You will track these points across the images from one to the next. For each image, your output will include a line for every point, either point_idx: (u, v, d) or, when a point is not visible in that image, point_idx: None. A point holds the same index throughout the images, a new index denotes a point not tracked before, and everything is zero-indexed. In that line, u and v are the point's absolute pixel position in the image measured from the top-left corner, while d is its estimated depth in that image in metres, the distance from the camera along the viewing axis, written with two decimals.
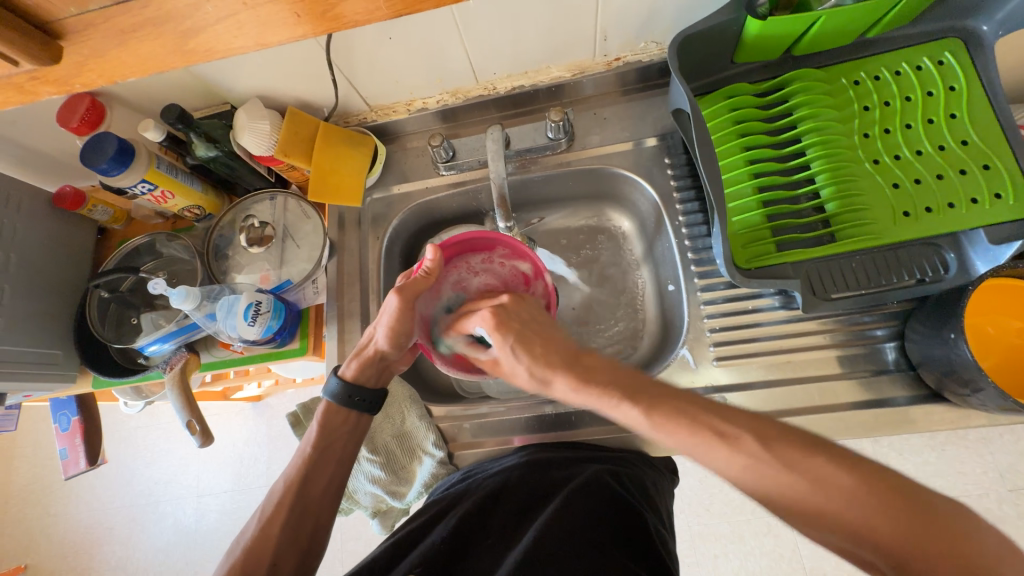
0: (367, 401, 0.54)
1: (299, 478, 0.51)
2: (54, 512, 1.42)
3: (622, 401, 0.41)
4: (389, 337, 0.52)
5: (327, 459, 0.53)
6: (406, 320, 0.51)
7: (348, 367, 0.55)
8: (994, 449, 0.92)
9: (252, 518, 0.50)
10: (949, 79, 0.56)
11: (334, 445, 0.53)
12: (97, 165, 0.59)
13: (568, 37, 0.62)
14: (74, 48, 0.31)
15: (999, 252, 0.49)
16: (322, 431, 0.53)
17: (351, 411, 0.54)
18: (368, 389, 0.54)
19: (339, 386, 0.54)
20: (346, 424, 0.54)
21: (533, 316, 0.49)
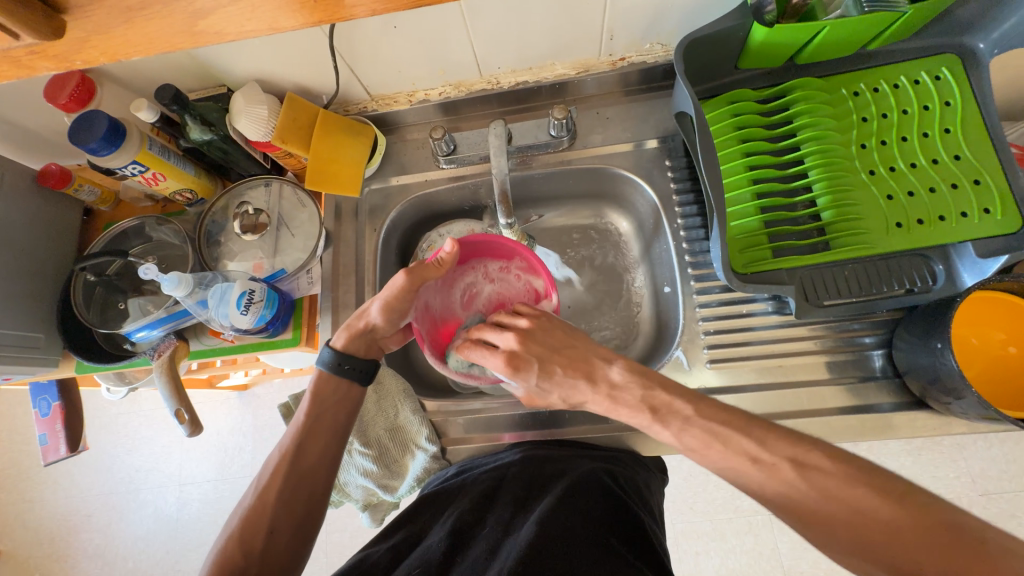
0: (356, 369, 0.56)
1: (293, 448, 0.52)
2: (28, 498, 1.38)
3: None
4: (384, 310, 0.54)
5: (319, 428, 0.53)
6: (406, 298, 0.53)
7: (338, 337, 0.57)
8: (967, 455, 0.95)
9: (251, 487, 0.52)
10: (945, 94, 0.57)
11: (325, 414, 0.54)
12: (87, 144, 0.57)
13: (574, 34, 0.61)
14: (77, 24, 0.30)
15: (986, 265, 0.50)
16: (313, 399, 0.54)
17: (341, 380, 0.55)
18: (359, 359, 0.56)
19: (330, 354, 0.55)
20: (336, 393, 0.55)
21: (551, 350, 0.50)
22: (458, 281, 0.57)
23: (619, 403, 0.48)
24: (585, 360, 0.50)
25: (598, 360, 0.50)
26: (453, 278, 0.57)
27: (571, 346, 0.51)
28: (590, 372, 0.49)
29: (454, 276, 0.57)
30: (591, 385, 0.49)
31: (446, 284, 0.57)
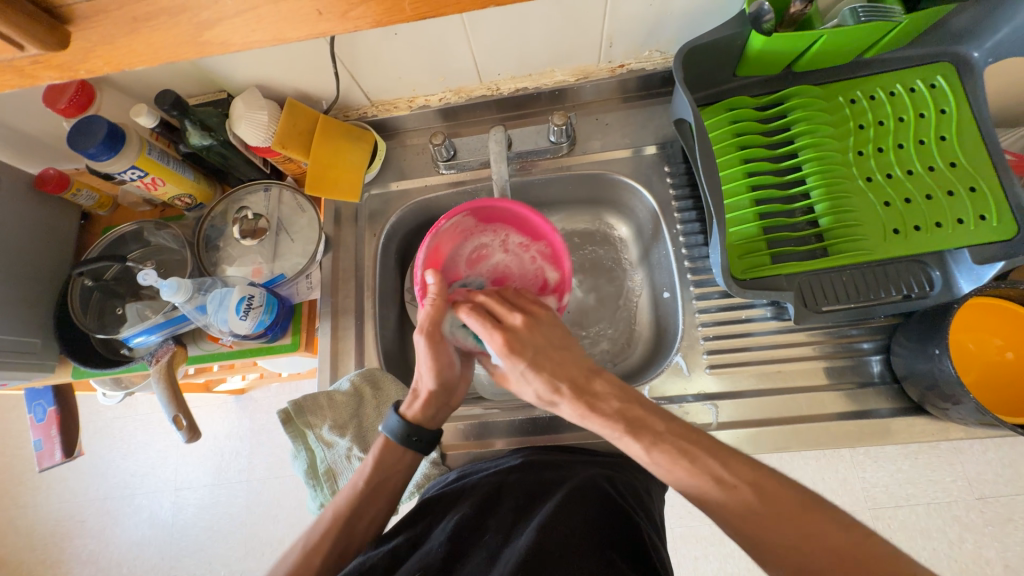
0: (423, 441, 0.54)
1: (348, 511, 0.51)
2: (22, 504, 1.37)
3: (622, 433, 0.44)
4: (435, 374, 0.53)
5: (379, 496, 0.52)
6: (444, 351, 0.52)
7: (409, 406, 0.55)
8: (965, 459, 0.95)
9: (294, 545, 0.50)
10: (941, 102, 0.58)
11: (388, 482, 0.53)
12: (86, 149, 0.57)
13: (573, 42, 0.62)
14: (83, 34, 0.30)
15: (983, 271, 0.50)
16: (379, 466, 0.53)
17: (407, 449, 0.54)
18: (427, 429, 0.55)
19: (399, 425, 0.54)
20: (402, 463, 0.54)
21: (546, 345, 0.50)
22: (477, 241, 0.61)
23: (596, 410, 0.46)
24: (575, 368, 0.49)
25: (590, 368, 0.49)
26: (473, 233, 0.61)
27: (564, 350, 0.50)
28: (577, 378, 0.48)
29: (473, 232, 0.61)
30: (574, 393, 0.47)
31: (465, 238, 0.61)
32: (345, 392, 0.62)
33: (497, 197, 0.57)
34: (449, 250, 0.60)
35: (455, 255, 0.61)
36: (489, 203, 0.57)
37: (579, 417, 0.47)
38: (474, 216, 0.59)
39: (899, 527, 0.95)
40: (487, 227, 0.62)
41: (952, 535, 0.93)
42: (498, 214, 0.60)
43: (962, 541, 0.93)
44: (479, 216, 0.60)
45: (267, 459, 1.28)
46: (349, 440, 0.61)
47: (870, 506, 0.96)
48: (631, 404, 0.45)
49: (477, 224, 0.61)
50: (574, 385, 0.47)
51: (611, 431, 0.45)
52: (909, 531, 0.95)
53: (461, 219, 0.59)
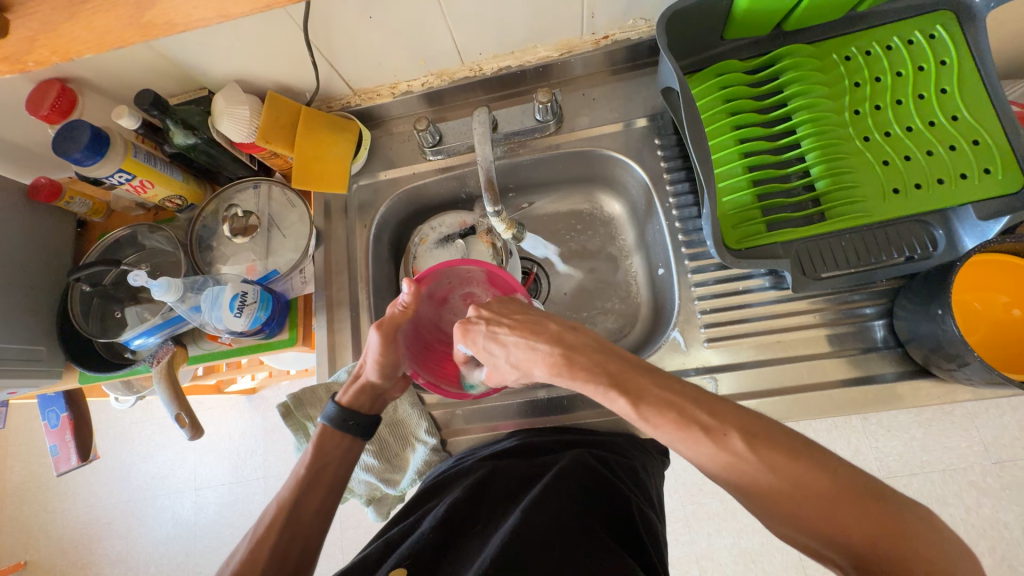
0: (361, 426, 0.55)
1: (291, 499, 0.52)
2: (51, 509, 1.41)
3: (606, 387, 0.42)
4: (378, 369, 0.53)
5: (318, 481, 0.53)
6: (393, 351, 0.52)
7: (346, 393, 0.56)
8: (979, 424, 0.94)
9: (243, 540, 0.51)
10: (940, 53, 0.55)
11: (327, 464, 0.54)
12: (71, 155, 0.57)
13: (554, 14, 0.60)
14: (23, 23, 0.30)
15: (987, 227, 0.49)
16: (315, 451, 0.54)
17: (345, 436, 0.55)
18: (364, 415, 0.56)
19: (334, 410, 0.55)
20: (341, 446, 0.55)
21: (516, 312, 0.49)
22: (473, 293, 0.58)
23: (579, 365, 0.44)
24: (550, 328, 0.47)
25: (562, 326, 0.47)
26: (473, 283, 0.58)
27: (533, 314, 0.49)
28: (551, 335, 0.46)
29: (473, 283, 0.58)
30: (540, 348, 0.45)
31: (462, 284, 0.58)
32: (343, 383, 0.62)
33: (508, 274, 0.55)
34: (444, 281, 0.56)
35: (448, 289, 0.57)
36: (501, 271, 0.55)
37: (560, 377, 0.45)
38: (480, 270, 0.58)
39: (914, 495, 0.94)
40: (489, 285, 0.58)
41: (969, 501, 0.92)
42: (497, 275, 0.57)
43: (979, 507, 0.92)
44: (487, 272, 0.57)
45: (281, 455, 1.30)
46: None
47: (884, 475, 0.95)
48: (613, 359, 0.44)
49: (483, 281, 0.57)
50: (549, 342, 0.46)
51: (597, 390, 0.43)
52: (924, 499, 0.93)
53: (472, 270, 0.56)
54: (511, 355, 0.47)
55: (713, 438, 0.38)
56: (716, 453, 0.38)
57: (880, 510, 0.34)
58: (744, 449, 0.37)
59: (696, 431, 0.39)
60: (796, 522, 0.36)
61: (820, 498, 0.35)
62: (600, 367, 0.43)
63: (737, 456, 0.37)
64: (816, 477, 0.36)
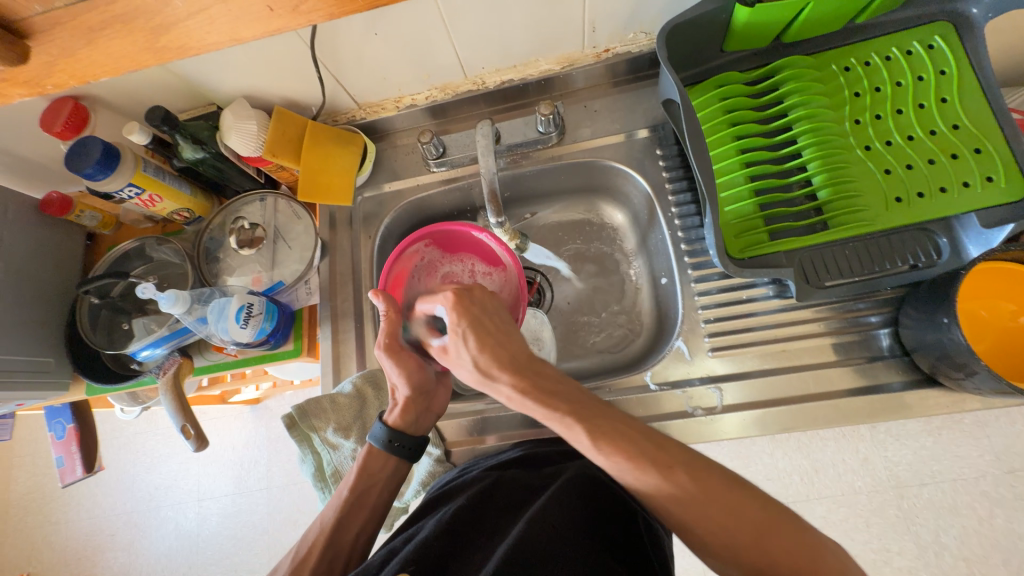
0: (407, 447, 0.55)
1: (335, 521, 0.52)
2: (55, 520, 1.41)
3: (566, 417, 0.42)
4: (406, 380, 0.53)
5: (361, 504, 0.53)
6: (407, 359, 0.53)
7: (391, 414, 0.56)
8: (990, 433, 0.92)
9: (287, 556, 0.52)
10: (940, 63, 0.56)
11: (370, 488, 0.54)
12: (82, 170, 0.58)
13: (555, 29, 0.61)
14: (42, 49, 0.31)
15: (991, 235, 0.48)
16: (360, 474, 0.54)
17: (391, 457, 0.55)
18: (408, 435, 0.55)
19: (383, 431, 0.54)
20: (386, 469, 0.55)
21: (492, 306, 0.47)
22: (447, 270, 0.59)
23: (538, 389, 0.43)
24: (517, 350, 0.46)
25: (530, 354, 0.46)
26: (440, 266, 0.59)
27: (510, 326, 0.47)
28: (516, 354, 0.45)
29: (440, 265, 0.59)
30: (500, 359, 0.44)
31: (430, 271, 0.58)
32: (347, 394, 0.63)
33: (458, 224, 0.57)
34: (411, 275, 0.57)
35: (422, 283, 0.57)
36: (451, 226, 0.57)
37: (517, 393, 0.43)
38: (439, 246, 0.59)
39: (925, 505, 0.92)
40: (453, 257, 0.60)
41: (982, 511, 0.91)
42: (461, 241, 0.59)
43: (992, 517, 0.90)
44: (445, 246, 0.59)
45: (285, 467, 1.29)
46: (354, 441, 0.62)
47: (893, 484, 0.94)
48: (574, 391, 0.44)
49: (442, 256, 0.59)
50: (512, 360, 0.44)
51: (552, 414, 0.42)
52: (935, 510, 0.92)
53: (425, 248, 0.58)
54: (473, 355, 0.44)
55: (660, 470, 0.39)
56: (661, 484, 0.39)
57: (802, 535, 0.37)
58: (685, 481, 0.39)
59: (643, 464, 0.40)
60: (731, 549, 0.38)
61: (750, 527, 0.38)
62: (560, 395, 0.43)
63: (681, 488, 0.39)
64: (745, 507, 0.38)
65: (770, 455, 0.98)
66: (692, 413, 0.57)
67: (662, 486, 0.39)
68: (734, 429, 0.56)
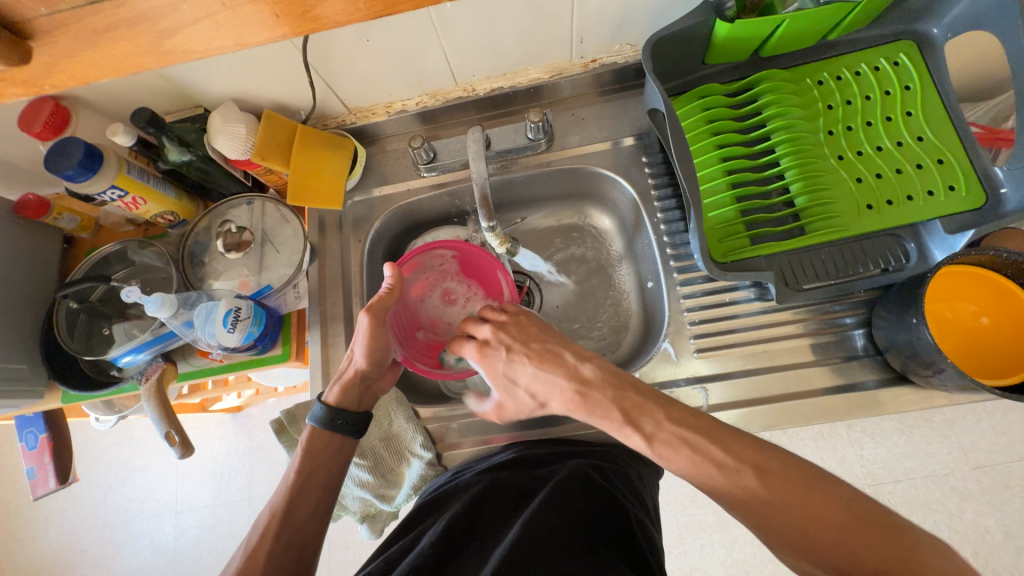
0: (349, 424, 0.54)
1: (285, 504, 0.51)
2: (20, 538, 1.35)
3: (620, 424, 0.48)
4: (367, 355, 0.54)
5: (311, 483, 0.52)
6: (382, 335, 0.55)
7: (331, 392, 0.56)
8: (958, 430, 0.96)
9: (238, 550, 0.49)
10: (904, 79, 0.59)
11: (317, 467, 0.53)
12: (63, 171, 0.57)
13: (545, 39, 0.63)
14: (44, 49, 0.31)
15: (954, 241, 0.52)
16: (305, 455, 0.53)
17: (335, 435, 0.54)
18: (352, 412, 0.55)
19: (322, 410, 0.54)
20: (330, 448, 0.54)
21: (524, 338, 0.55)
22: (451, 286, 0.63)
23: (585, 402, 0.50)
24: (554, 366, 0.53)
25: (575, 366, 0.52)
26: (449, 277, 0.63)
27: (543, 347, 0.55)
28: (563, 374, 0.52)
29: (450, 277, 0.63)
30: (558, 387, 0.52)
31: (439, 277, 0.63)
32: None
33: (484, 250, 0.59)
34: (421, 275, 0.61)
35: (429, 288, 0.62)
36: (476, 249, 0.60)
37: (571, 411, 0.52)
38: (460, 262, 0.63)
39: (900, 502, 0.96)
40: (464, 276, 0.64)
41: (952, 506, 0.95)
42: (480, 267, 0.63)
43: (961, 511, 0.94)
44: (463, 264, 0.63)
45: (267, 475, 1.27)
46: None
47: (869, 482, 0.97)
48: (630, 395, 0.48)
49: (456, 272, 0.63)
50: (561, 381, 0.52)
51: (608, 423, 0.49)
52: (910, 505, 0.96)
53: (448, 258, 0.62)
54: (524, 391, 0.55)
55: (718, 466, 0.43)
56: (721, 476, 0.43)
57: (875, 531, 0.37)
58: (748, 477, 0.42)
59: (709, 467, 0.43)
60: (811, 549, 0.39)
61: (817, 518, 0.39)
62: (614, 405, 0.49)
63: (750, 490, 0.41)
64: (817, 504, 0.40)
65: None
66: None
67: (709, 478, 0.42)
68: None
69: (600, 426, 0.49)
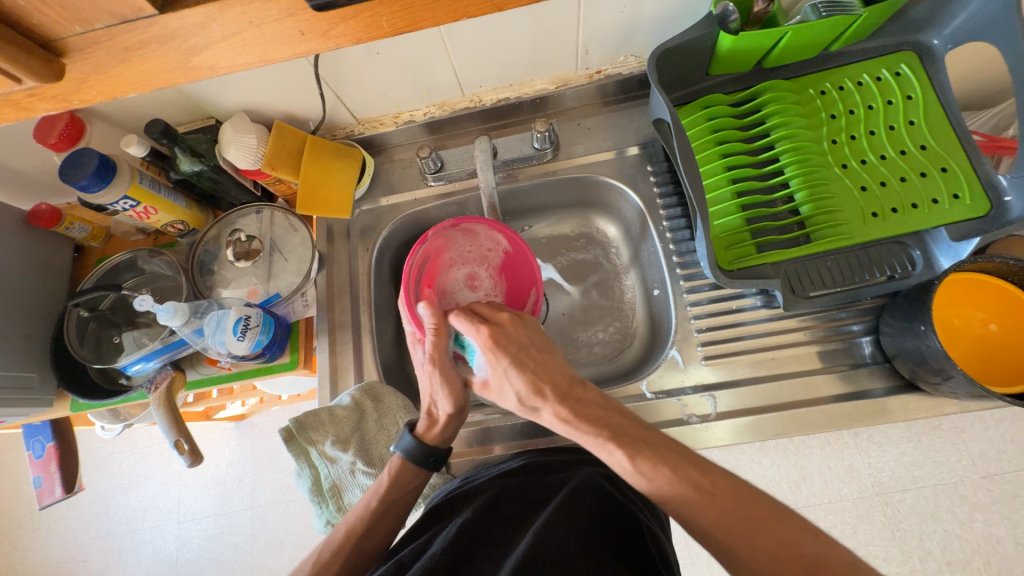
0: (437, 460, 0.55)
1: (360, 529, 0.52)
2: (22, 548, 1.34)
3: (606, 441, 0.44)
4: (450, 401, 0.53)
5: (389, 513, 0.53)
6: (452, 376, 0.52)
7: (423, 427, 0.56)
8: (966, 438, 0.96)
9: (305, 565, 0.50)
10: (906, 89, 0.60)
11: (400, 499, 0.54)
12: (77, 181, 0.57)
13: (551, 51, 0.64)
14: (75, 66, 0.32)
15: (960, 248, 0.53)
16: (391, 484, 0.53)
17: (420, 468, 0.55)
18: (441, 449, 0.55)
19: (414, 447, 0.54)
20: (415, 480, 0.55)
21: (532, 341, 0.50)
22: (479, 273, 0.62)
23: (580, 413, 0.46)
24: (558, 374, 0.49)
25: (571, 376, 0.49)
26: (484, 262, 0.62)
27: (548, 354, 0.50)
28: (560, 383, 0.48)
29: (485, 262, 0.62)
30: (553, 396, 0.47)
31: (472, 257, 0.62)
32: (346, 406, 0.62)
33: (484, 219, 0.60)
34: (456, 245, 0.61)
35: (457, 262, 0.62)
36: (525, 253, 0.60)
37: (559, 421, 0.47)
38: (502, 258, 0.62)
39: (909, 511, 0.95)
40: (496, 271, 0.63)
41: (962, 515, 0.94)
42: (515, 269, 0.62)
43: (972, 521, 0.93)
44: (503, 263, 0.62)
45: (271, 483, 1.26)
46: (352, 454, 0.61)
47: (878, 491, 0.97)
48: (618, 417, 0.46)
49: (494, 265, 0.62)
50: (558, 390, 0.48)
51: (593, 439, 0.45)
52: (919, 515, 0.95)
53: (497, 248, 0.62)
54: (517, 391, 0.49)
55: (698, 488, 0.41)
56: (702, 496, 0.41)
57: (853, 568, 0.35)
58: (722, 505, 0.40)
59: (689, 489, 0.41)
60: None
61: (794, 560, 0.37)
62: (604, 424, 0.45)
63: (724, 519, 0.39)
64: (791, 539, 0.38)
65: (759, 464, 1.00)
66: (687, 420, 0.59)
67: (698, 496, 0.41)
68: (727, 437, 0.57)
69: (583, 440, 0.46)
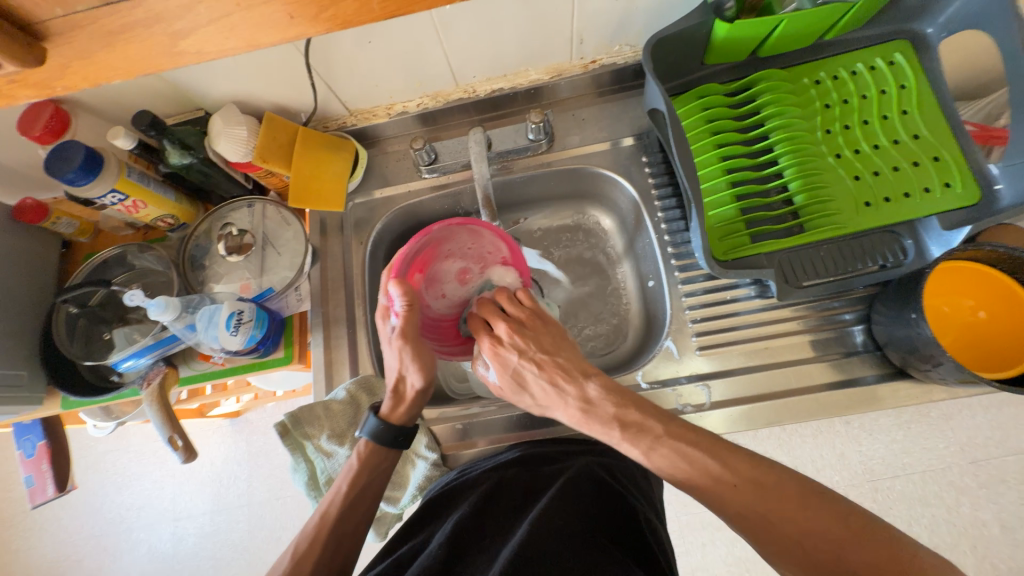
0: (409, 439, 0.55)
1: (335, 514, 0.52)
2: (15, 548, 1.33)
3: (620, 437, 0.47)
4: (420, 376, 0.54)
5: (362, 496, 0.53)
6: (423, 352, 0.53)
7: (387, 407, 0.55)
8: (955, 425, 0.97)
9: (286, 553, 0.51)
10: (900, 78, 0.60)
11: (371, 481, 0.54)
12: (63, 174, 0.56)
13: (545, 40, 0.63)
14: (58, 51, 0.31)
15: (952, 236, 0.53)
16: (361, 467, 0.54)
17: (392, 449, 0.55)
18: (410, 428, 0.55)
19: (379, 428, 0.54)
20: (387, 461, 0.55)
21: (544, 350, 0.52)
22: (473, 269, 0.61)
23: (591, 416, 0.49)
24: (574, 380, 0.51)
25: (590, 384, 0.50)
26: (483, 259, 0.61)
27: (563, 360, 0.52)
28: (575, 390, 0.50)
29: (484, 258, 0.61)
30: (567, 397, 0.50)
31: (468, 254, 0.61)
32: (341, 400, 0.62)
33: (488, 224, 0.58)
34: (456, 244, 0.60)
35: (453, 259, 0.60)
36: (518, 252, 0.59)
37: (573, 422, 0.50)
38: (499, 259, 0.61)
39: (898, 497, 0.97)
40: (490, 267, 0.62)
41: (949, 500, 0.96)
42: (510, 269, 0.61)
43: (959, 505, 0.95)
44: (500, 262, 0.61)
45: (267, 479, 1.26)
46: (349, 447, 0.61)
47: (869, 478, 0.98)
48: (635, 408, 0.47)
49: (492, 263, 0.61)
50: (570, 395, 0.50)
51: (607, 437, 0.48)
52: (908, 501, 0.97)
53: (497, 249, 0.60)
54: (531, 395, 0.53)
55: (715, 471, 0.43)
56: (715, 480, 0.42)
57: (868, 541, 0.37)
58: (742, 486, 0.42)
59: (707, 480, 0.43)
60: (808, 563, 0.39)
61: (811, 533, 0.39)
62: (617, 418, 0.47)
63: (744, 504, 0.41)
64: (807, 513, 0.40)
65: None
66: (682, 410, 0.59)
67: (713, 483, 0.42)
68: (721, 425, 0.58)
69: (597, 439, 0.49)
